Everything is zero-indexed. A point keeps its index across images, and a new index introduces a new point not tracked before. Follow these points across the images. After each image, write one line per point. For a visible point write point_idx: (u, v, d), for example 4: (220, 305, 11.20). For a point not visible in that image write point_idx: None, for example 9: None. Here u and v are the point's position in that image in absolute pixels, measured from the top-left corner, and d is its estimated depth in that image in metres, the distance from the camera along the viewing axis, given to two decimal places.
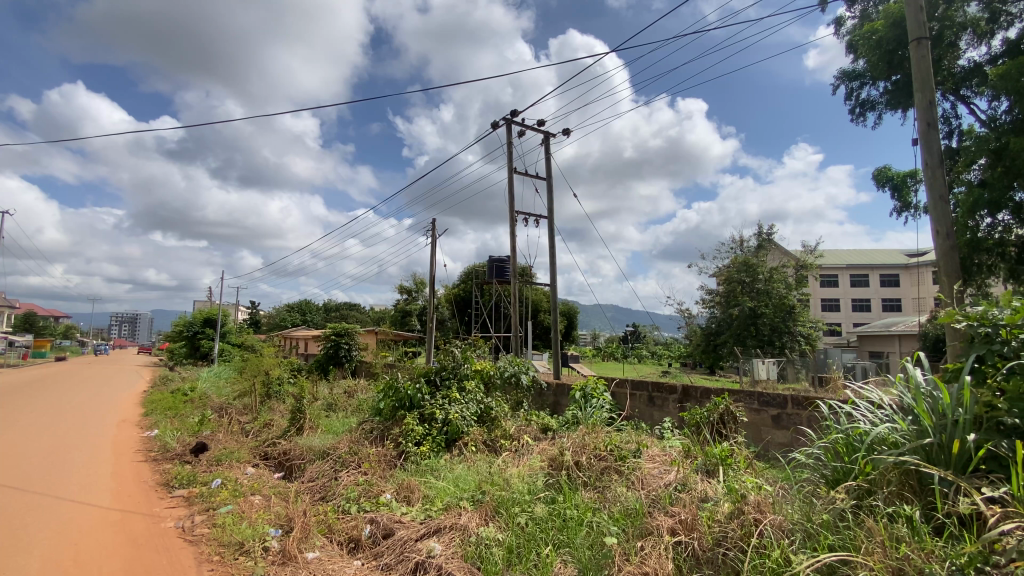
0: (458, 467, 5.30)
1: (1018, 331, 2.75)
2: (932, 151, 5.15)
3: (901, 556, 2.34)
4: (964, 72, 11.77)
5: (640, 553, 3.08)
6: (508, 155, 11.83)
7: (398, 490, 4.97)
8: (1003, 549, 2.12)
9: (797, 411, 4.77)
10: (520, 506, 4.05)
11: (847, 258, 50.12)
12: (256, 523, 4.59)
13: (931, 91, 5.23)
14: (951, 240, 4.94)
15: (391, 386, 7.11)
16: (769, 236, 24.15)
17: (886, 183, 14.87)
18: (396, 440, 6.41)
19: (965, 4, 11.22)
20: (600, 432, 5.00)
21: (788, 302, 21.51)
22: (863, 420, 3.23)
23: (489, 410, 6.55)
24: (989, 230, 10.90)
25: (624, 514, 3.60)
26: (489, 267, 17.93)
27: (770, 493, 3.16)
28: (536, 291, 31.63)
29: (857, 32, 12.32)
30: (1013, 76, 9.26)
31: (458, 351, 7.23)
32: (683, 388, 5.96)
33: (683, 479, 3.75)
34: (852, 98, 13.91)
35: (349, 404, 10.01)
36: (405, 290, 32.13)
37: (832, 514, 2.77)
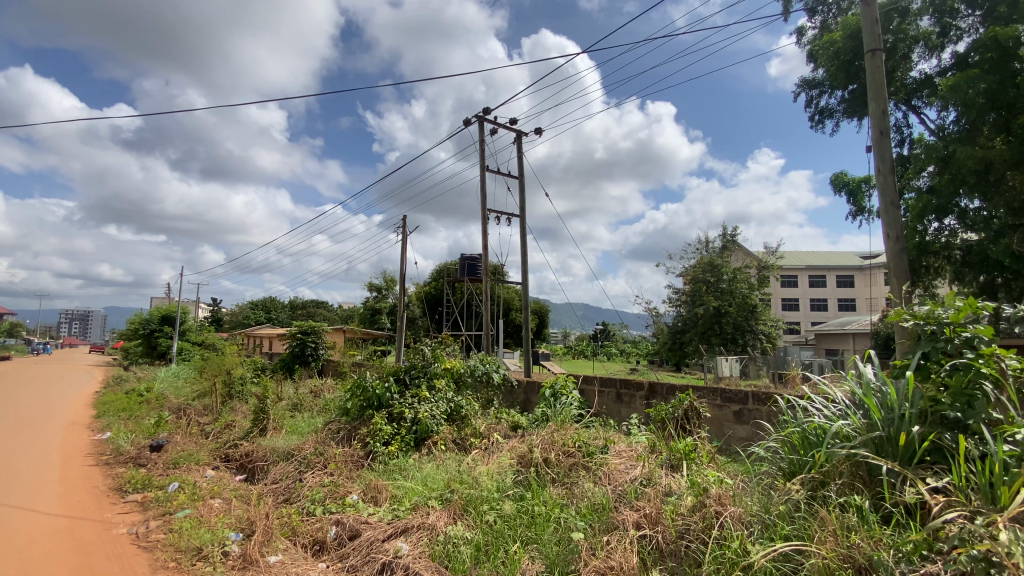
0: (427, 466, 5.25)
1: (960, 330, 2.90)
2: (885, 158, 5.40)
3: (851, 544, 2.47)
4: (915, 84, 12.41)
5: (606, 547, 3.11)
6: (480, 152, 11.82)
7: (365, 490, 4.88)
8: (946, 536, 2.27)
9: (757, 407, 4.92)
10: (489, 504, 4.05)
11: (806, 259, 52.11)
12: (216, 527, 4.44)
13: (884, 100, 5.48)
14: (900, 243, 5.19)
15: (359, 385, 6.99)
16: (732, 237, 24.88)
17: (842, 188, 15.53)
18: (364, 440, 6.30)
19: (917, 19, 11.82)
20: (568, 429, 5.05)
21: (750, 302, 22.22)
22: (819, 415, 3.36)
23: (458, 409, 6.50)
24: (937, 233, 11.54)
25: (591, 509, 3.65)
26: (462, 264, 17.71)
27: (730, 486, 3.24)
28: (508, 289, 31.65)
29: (817, 42, 12.82)
30: (960, 89, 9.80)
31: (427, 349, 7.15)
32: (649, 385, 6.06)
33: (648, 474, 3.82)
34: (811, 106, 14.44)
35: (315, 403, 9.79)
36: (374, 288, 31.68)
37: (787, 505, 2.89)
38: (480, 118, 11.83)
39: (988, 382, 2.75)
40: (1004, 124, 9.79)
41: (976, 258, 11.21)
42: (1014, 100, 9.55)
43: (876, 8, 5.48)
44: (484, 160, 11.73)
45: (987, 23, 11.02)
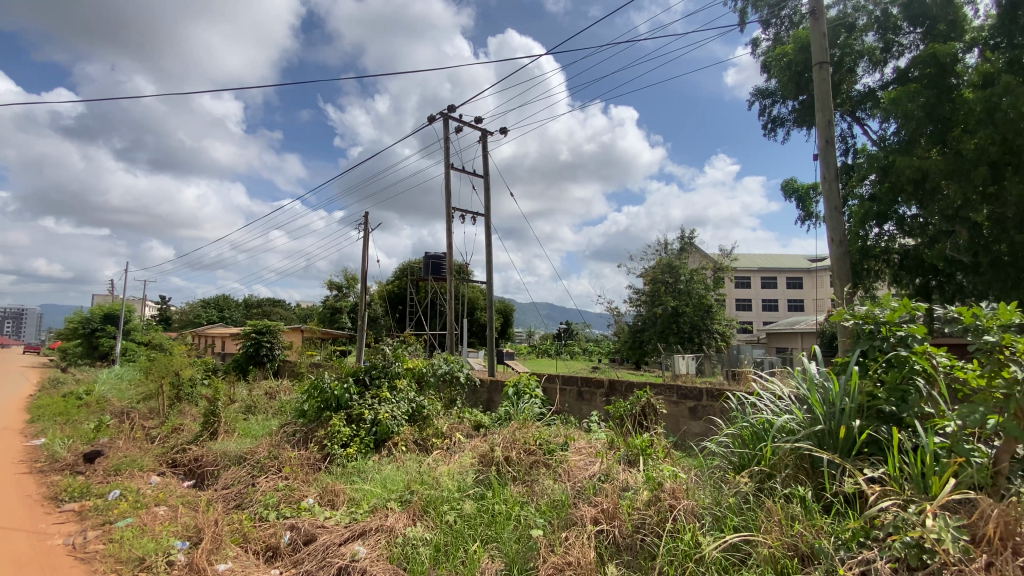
0: (386, 467, 5.17)
1: (895, 329, 3.09)
2: (830, 166, 5.70)
3: (795, 533, 2.60)
4: (859, 96, 13.12)
5: (564, 544, 3.15)
6: (444, 150, 11.75)
7: (321, 494, 4.75)
8: (881, 524, 2.42)
9: (710, 403, 5.10)
10: (449, 504, 4.02)
11: (759, 261, 54.35)
12: (161, 535, 4.22)
13: (830, 111, 5.79)
14: (843, 247, 5.47)
15: (316, 387, 6.79)
16: (690, 239, 25.66)
17: (792, 194, 16.27)
18: (321, 443, 6.14)
19: (863, 35, 12.49)
20: (529, 427, 5.07)
21: (706, 302, 22.98)
22: (766, 410, 3.52)
23: (420, 409, 6.41)
24: (877, 238, 12.28)
25: (550, 506, 3.68)
26: (425, 263, 17.22)
27: (684, 480, 3.34)
28: (472, 288, 31.53)
29: (771, 53, 13.39)
30: (900, 103, 10.43)
31: (389, 348, 7.02)
32: (609, 382, 6.17)
33: (606, 470, 3.90)
34: (765, 114, 15.04)
35: (269, 405, 9.46)
36: (334, 286, 30.91)
37: (737, 497, 3.00)
38: (445, 115, 11.76)
39: (920, 378, 2.96)
40: (939, 136, 10.47)
41: (912, 262, 11.96)
42: (949, 114, 10.26)
43: (824, 24, 5.77)
44: (448, 158, 11.66)
45: (927, 40, 11.80)
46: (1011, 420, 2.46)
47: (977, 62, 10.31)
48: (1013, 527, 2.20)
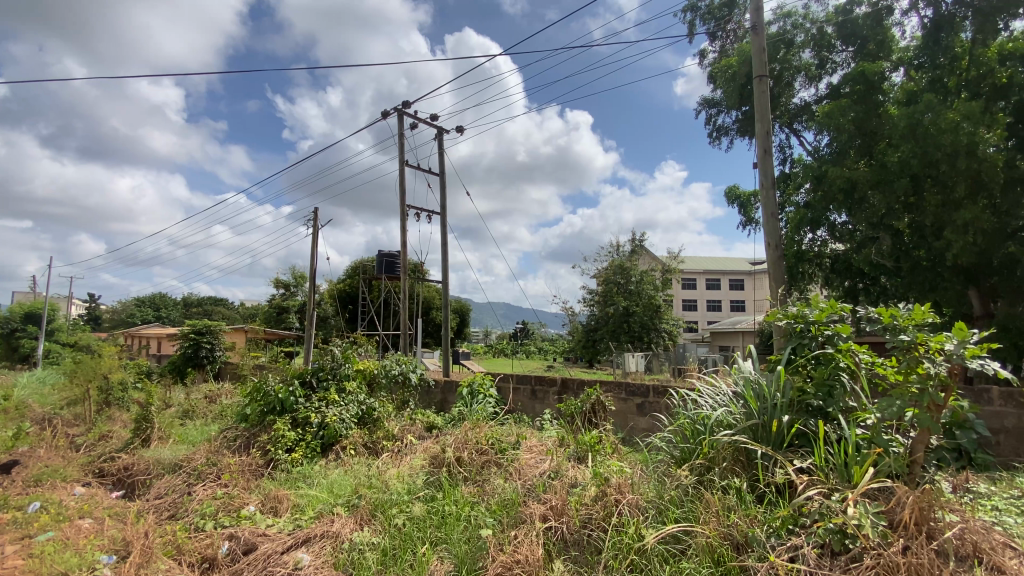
0: (334, 472, 5.03)
1: (822, 328, 3.29)
2: (767, 175, 6.02)
3: (730, 523, 2.74)
4: (796, 109, 13.94)
5: (513, 542, 3.18)
6: (399, 146, 11.59)
7: (264, 501, 4.56)
8: (808, 511, 2.59)
9: (656, 399, 5.29)
10: (398, 507, 3.96)
11: (705, 263, 56.64)
12: (84, 549, 3.93)
13: (768, 122, 6.12)
14: (779, 250, 5.79)
15: (260, 390, 6.50)
16: (641, 241, 26.46)
17: (735, 200, 17.07)
18: (264, 448, 5.89)
19: (800, 51, 13.28)
20: (482, 427, 5.05)
21: (655, 302, 23.76)
22: (706, 406, 3.68)
23: (371, 411, 6.27)
24: (811, 243, 13.01)
25: (500, 505, 3.70)
26: (378, 261, 16.78)
27: (630, 475, 3.44)
28: (427, 288, 31.15)
29: (716, 65, 14.04)
30: (833, 116, 11.16)
31: (337, 349, 6.76)
32: (562, 381, 6.27)
33: (556, 467, 3.97)
34: (711, 123, 15.71)
35: (209, 410, 8.99)
36: (281, 284, 29.74)
37: (678, 490, 3.13)
38: (399, 111, 11.59)
39: (845, 373, 3.18)
40: (866, 149, 11.22)
41: (842, 266, 12.80)
42: (875, 128, 11.06)
43: (763, 39, 6.08)
44: (403, 154, 11.49)
45: (857, 58, 12.50)
46: (924, 412, 2.68)
47: (902, 82, 11.23)
48: (926, 513, 2.40)
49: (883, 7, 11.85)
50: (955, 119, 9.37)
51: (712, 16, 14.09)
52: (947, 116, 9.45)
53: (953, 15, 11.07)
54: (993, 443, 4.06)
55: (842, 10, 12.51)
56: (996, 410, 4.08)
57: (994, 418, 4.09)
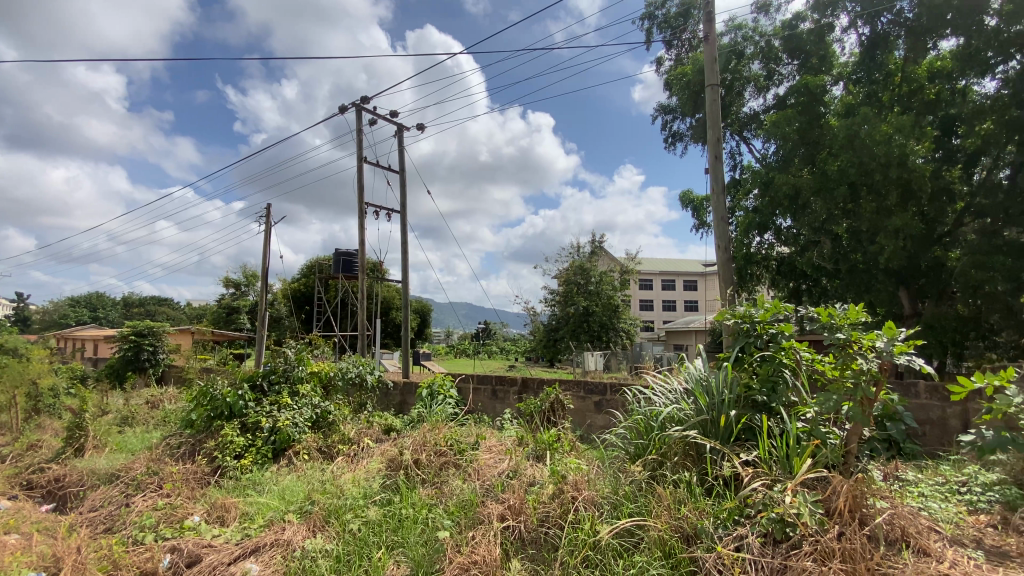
0: (285, 478, 4.87)
1: (766, 327, 3.44)
2: (718, 181, 6.26)
3: (681, 515, 2.84)
4: (746, 118, 14.53)
5: (470, 543, 3.18)
6: (357, 142, 11.35)
7: (209, 510, 4.36)
8: (753, 502, 2.72)
9: (613, 397, 5.43)
10: (353, 512, 3.88)
11: (661, 264, 58.28)
12: (8, 567, 3.60)
13: (719, 130, 6.37)
14: (729, 253, 6.04)
15: (206, 394, 6.20)
16: (601, 243, 26.96)
17: (689, 204, 17.65)
18: (211, 455, 5.64)
19: (750, 63, 13.90)
20: (441, 428, 5.01)
21: (614, 302, 24.28)
22: (659, 403, 3.80)
23: (325, 414, 6.10)
24: (759, 246, 13.63)
25: (458, 506, 3.68)
26: (335, 260, 16.30)
27: (586, 472, 3.52)
28: (386, 287, 30.58)
29: (672, 73, 14.48)
30: (779, 126, 11.71)
31: (291, 351, 6.50)
32: (522, 381, 6.32)
33: (515, 466, 4.00)
34: (666, 129, 16.18)
35: (151, 416, 8.51)
36: (232, 284, 28.54)
37: (632, 486, 3.22)
38: (358, 106, 11.34)
39: (787, 370, 3.34)
40: (809, 158, 11.83)
41: (787, 268, 13.44)
42: (817, 138, 11.67)
43: (715, 49, 6.29)
44: (361, 150, 11.24)
45: (802, 71, 13.14)
46: (857, 406, 2.86)
47: (841, 95, 11.89)
48: (859, 500, 2.56)
49: (826, 24, 12.46)
50: (888, 132, 10.05)
51: (668, 24, 14.52)
52: (881, 129, 10.11)
53: (887, 33, 11.75)
54: (920, 433, 4.38)
55: (788, 24, 13.12)
56: (922, 402, 4.41)
57: (920, 410, 4.41)
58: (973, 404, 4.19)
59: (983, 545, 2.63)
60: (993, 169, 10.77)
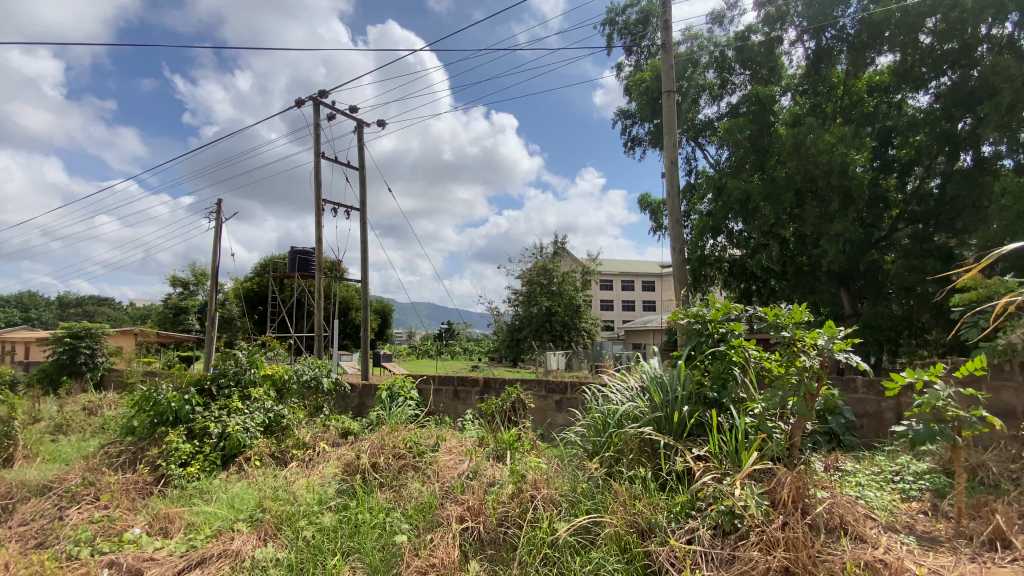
0: (235, 486, 4.67)
1: (717, 326, 3.56)
2: (674, 185, 6.45)
3: (636, 511, 2.91)
4: (701, 124, 15.05)
5: (428, 546, 3.15)
6: (314, 136, 11.02)
7: (151, 522, 4.13)
8: (703, 495, 2.82)
9: (573, 396, 5.50)
10: (307, 518, 3.77)
11: (621, 265, 59.55)
12: None
13: (675, 136, 6.56)
14: (684, 254, 6.22)
15: (148, 399, 5.86)
16: (563, 243, 27.29)
17: (647, 207, 18.09)
18: (154, 463, 5.35)
19: (705, 71, 14.40)
20: (400, 430, 4.93)
21: (575, 302, 24.62)
22: (616, 401, 3.88)
23: (278, 419, 5.88)
24: (713, 248, 14.11)
25: (416, 510, 3.63)
26: (291, 259, 15.80)
27: (545, 470, 3.55)
28: (344, 287, 29.84)
29: (631, 79, 14.81)
30: (732, 133, 12.15)
31: (242, 353, 6.24)
32: (484, 381, 6.31)
33: (475, 467, 3.99)
34: (626, 133, 16.53)
35: (88, 423, 7.98)
36: (179, 283, 27.18)
37: (590, 483, 3.28)
38: (315, 100, 11.03)
39: (736, 368, 3.47)
40: (759, 165, 12.33)
41: (739, 270, 13.97)
42: (767, 146, 12.24)
43: (672, 57, 6.47)
44: (318, 145, 10.92)
45: (753, 82, 13.73)
46: (802, 401, 3.00)
47: (789, 106, 12.47)
48: (802, 491, 2.69)
49: (775, 37, 12.93)
50: (831, 142, 10.64)
51: (628, 31, 14.89)
52: (825, 138, 10.70)
53: (830, 48, 12.32)
54: (858, 426, 4.64)
55: (740, 36, 13.65)
56: (860, 397, 4.67)
57: (858, 404, 4.67)
58: (905, 398, 4.48)
59: (914, 530, 2.83)
60: (925, 178, 11.60)
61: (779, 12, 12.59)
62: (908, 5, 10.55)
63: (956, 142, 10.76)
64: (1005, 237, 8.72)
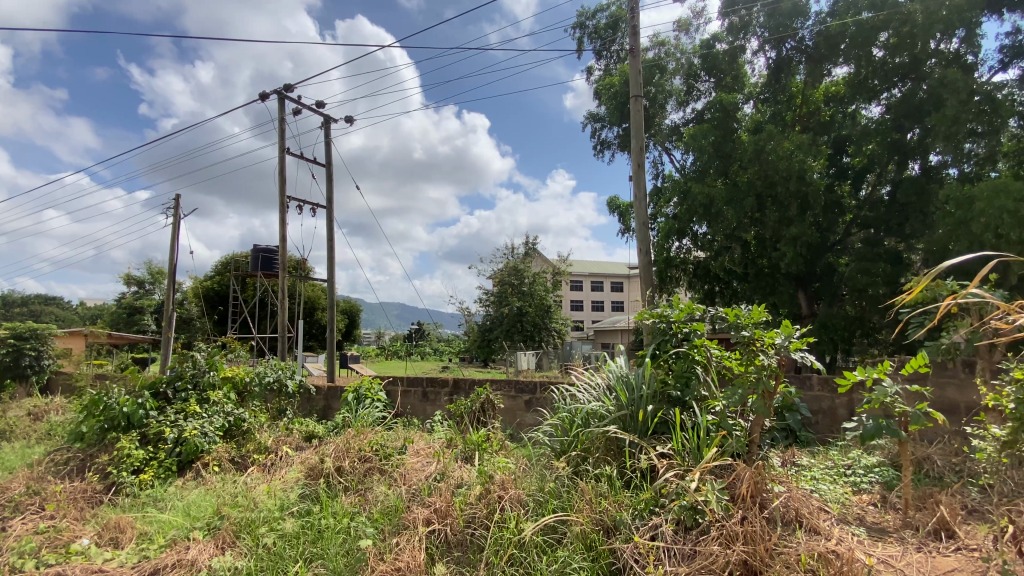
0: (191, 493, 4.50)
1: (681, 327, 3.65)
2: (641, 188, 6.58)
3: (601, 509, 2.96)
4: (668, 130, 15.40)
5: (394, 550, 3.12)
6: (279, 131, 10.73)
7: (100, 532, 3.93)
8: (666, 492, 2.89)
9: (541, 395, 5.54)
10: (268, 525, 3.67)
11: (590, 266, 60.27)
12: None
13: (642, 140, 6.67)
14: (650, 257, 6.35)
15: (98, 403, 5.57)
16: (534, 244, 27.42)
17: (616, 210, 18.38)
18: (104, 471, 5.10)
19: (671, 78, 14.73)
20: (366, 433, 4.84)
21: (546, 302, 24.76)
22: (583, 400, 3.93)
23: (239, 423, 5.69)
24: (679, 250, 14.46)
25: (382, 513, 3.59)
26: (254, 257, 15.34)
27: (512, 471, 3.57)
28: (310, 287, 29.15)
29: (601, 82, 15.01)
30: (697, 139, 12.50)
31: (201, 355, 6.03)
32: (454, 382, 6.29)
33: (442, 469, 3.97)
34: (595, 137, 16.74)
35: (32, 430, 7.53)
36: (134, 281, 26.03)
37: (556, 482, 3.31)
38: (280, 94, 10.74)
39: (699, 366, 3.56)
40: (722, 170, 12.54)
41: (703, 271, 14.34)
42: (729, 152, 12.52)
43: (640, 62, 6.57)
44: (284, 140, 10.64)
45: (717, 89, 14.14)
46: (760, 399, 3.11)
47: (751, 113, 12.89)
48: (759, 486, 2.78)
49: (738, 46, 13.40)
50: (790, 149, 11.08)
51: (597, 35, 15.09)
52: (784, 145, 11.13)
53: (790, 59, 12.79)
54: (814, 422, 4.83)
55: (705, 44, 14.02)
56: (816, 394, 4.86)
57: (814, 401, 4.86)
58: (857, 395, 4.70)
59: (864, 522, 2.96)
60: (877, 186, 12.21)
61: (742, 21, 13.06)
62: (862, 20, 11.22)
63: (905, 151, 11.41)
64: (949, 242, 9.25)
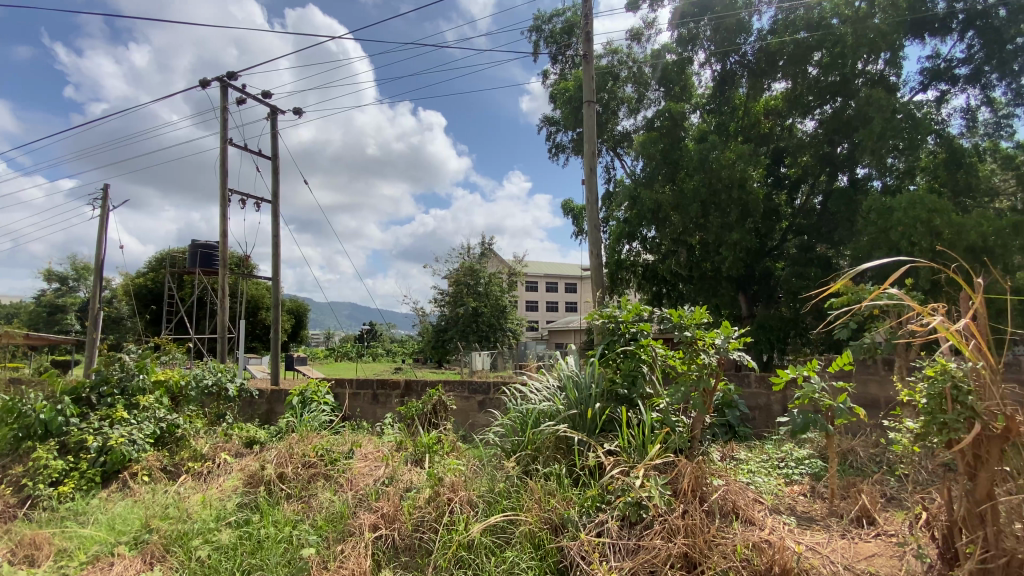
0: (117, 506, 4.20)
1: (628, 327, 3.73)
2: (593, 192, 6.72)
3: (550, 507, 2.99)
4: (619, 135, 15.82)
5: (339, 558, 3.04)
6: (221, 121, 10.18)
7: (12, 550, 3.60)
8: (612, 488, 2.97)
9: (494, 395, 5.56)
10: (203, 536, 3.48)
11: (545, 267, 60.89)
12: None
13: (595, 145, 6.82)
14: (601, 259, 6.50)
15: (10, 410, 5.08)
16: (489, 245, 27.42)
17: (570, 212, 18.66)
18: (17, 484, 4.67)
19: (624, 85, 15.19)
20: (312, 438, 4.67)
21: (501, 303, 24.81)
22: (534, 400, 3.96)
23: (172, 429, 5.35)
24: (629, 253, 14.86)
25: (327, 520, 3.49)
26: (192, 253, 14.50)
27: (462, 472, 3.55)
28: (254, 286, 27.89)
29: (556, 86, 15.23)
30: (647, 146, 12.93)
31: (130, 357, 5.60)
32: (405, 383, 6.21)
33: (390, 473, 3.89)
34: (549, 140, 16.90)
35: None
36: (55, 278, 24.05)
37: (506, 482, 3.33)
38: (223, 82, 10.21)
39: (645, 365, 3.66)
40: (670, 176, 12.99)
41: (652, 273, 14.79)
42: (676, 159, 12.98)
43: (592, 68, 6.69)
44: (226, 130, 10.11)
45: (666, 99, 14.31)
46: (701, 396, 3.25)
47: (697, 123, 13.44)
48: (699, 480, 2.90)
49: (687, 57, 13.86)
50: (732, 158, 11.67)
51: (553, 39, 15.29)
52: (727, 155, 11.69)
53: (733, 72, 13.46)
54: (751, 418, 5.10)
55: (655, 55, 14.50)
56: (754, 391, 5.12)
57: (752, 398, 5.12)
58: (789, 391, 5.01)
59: (794, 511, 3.15)
60: (810, 196, 13.05)
61: (690, 34, 13.61)
62: (799, 39, 11.95)
63: (835, 164, 12.34)
64: (873, 249, 9.99)
